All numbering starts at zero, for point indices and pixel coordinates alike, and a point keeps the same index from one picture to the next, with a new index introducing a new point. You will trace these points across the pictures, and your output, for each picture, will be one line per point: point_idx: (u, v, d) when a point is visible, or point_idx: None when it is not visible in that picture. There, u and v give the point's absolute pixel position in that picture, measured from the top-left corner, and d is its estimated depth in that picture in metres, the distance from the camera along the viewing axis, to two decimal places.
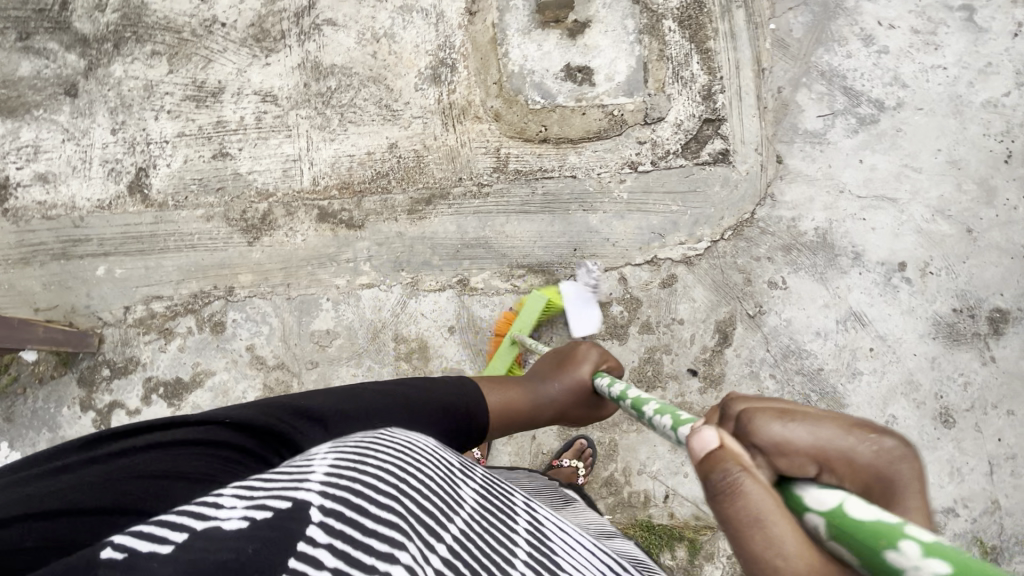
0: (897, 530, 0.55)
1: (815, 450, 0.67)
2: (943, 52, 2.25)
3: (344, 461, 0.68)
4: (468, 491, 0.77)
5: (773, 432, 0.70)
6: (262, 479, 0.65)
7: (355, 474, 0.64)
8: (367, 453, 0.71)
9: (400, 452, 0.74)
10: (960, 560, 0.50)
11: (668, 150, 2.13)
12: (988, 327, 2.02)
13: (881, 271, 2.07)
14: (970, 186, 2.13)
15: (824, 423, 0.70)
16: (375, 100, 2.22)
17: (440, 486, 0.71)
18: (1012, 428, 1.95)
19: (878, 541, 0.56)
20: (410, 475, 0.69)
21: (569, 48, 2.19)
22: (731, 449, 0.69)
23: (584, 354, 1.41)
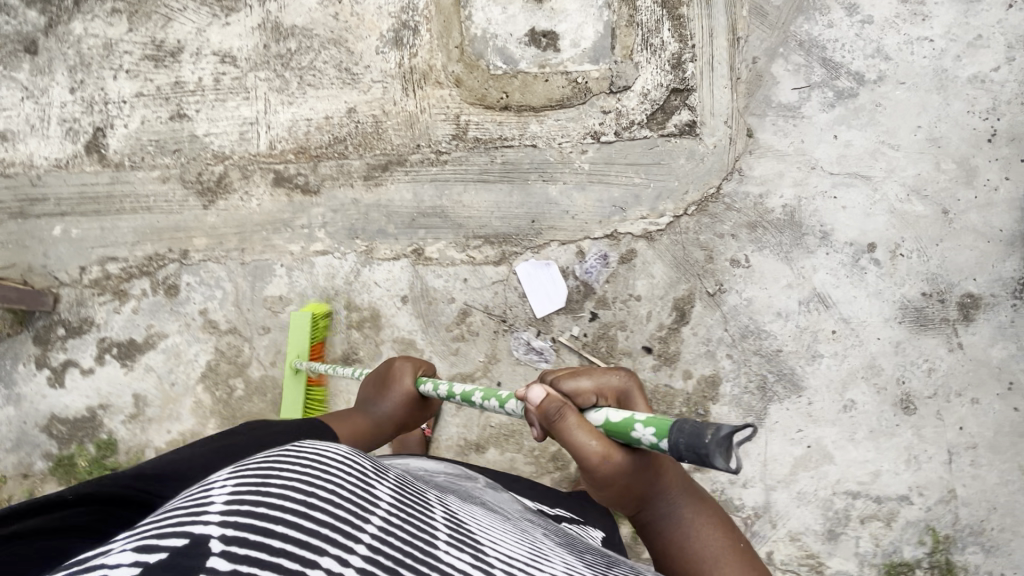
0: (632, 419, 0.97)
1: (594, 388, 1.11)
2: (932, 23, 2.13)
3: (243, 483, 0.66)
4: (388, 489, 0.76)
5: (569, 387, 1.11)
6: (153, 521, 0.62)
7: (257, 496, 0.62)
8: (271, 470, 0.68)
9: (308, 461, 0.71)
10: (659, 425, 0.91)
11: (633, 120, 2.05)
12: (958, 312, 1.95)
13: (849, 251, 2.00)
14: (950, 165, 2.03)
15: (591, 374, 1.14)
16: (335, 62, 2.16)
17: (355, 490, 0.69)
18: (975, 417, 1.89)
19: (627, 428, 0.97)
20: (320, 485, 0.66)
21: (535, 11, 2.10)
22: (555, 397, 1.05)
23: (399, 369, 1.46)
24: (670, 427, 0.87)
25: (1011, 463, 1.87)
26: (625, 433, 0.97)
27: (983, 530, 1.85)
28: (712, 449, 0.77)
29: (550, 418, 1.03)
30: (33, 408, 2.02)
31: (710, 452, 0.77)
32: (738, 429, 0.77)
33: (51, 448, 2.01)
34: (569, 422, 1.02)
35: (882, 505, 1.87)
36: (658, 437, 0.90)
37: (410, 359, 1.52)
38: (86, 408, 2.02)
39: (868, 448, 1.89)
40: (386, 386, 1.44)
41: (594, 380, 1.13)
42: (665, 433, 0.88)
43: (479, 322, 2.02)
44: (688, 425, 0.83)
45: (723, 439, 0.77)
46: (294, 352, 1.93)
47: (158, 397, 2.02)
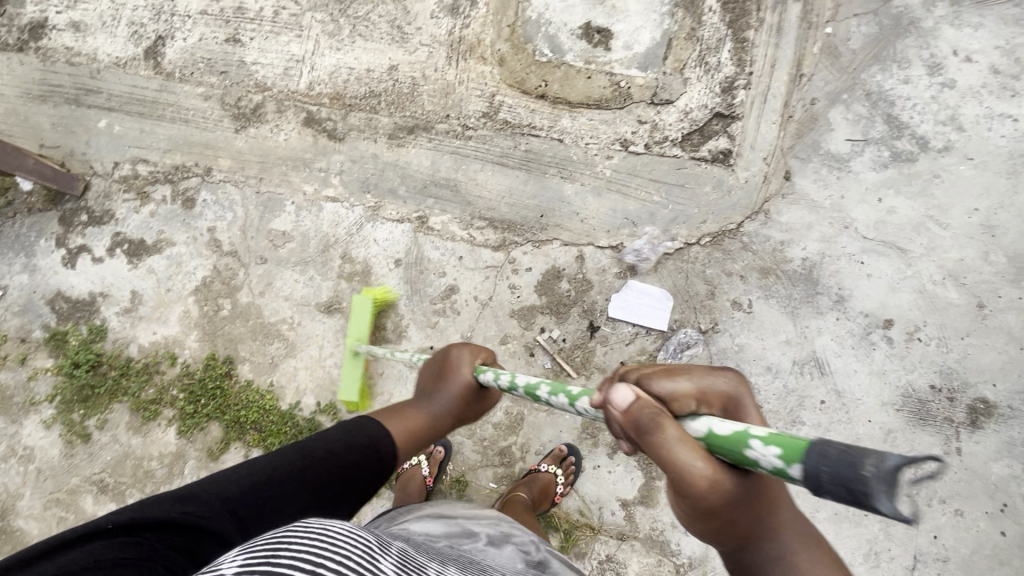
0: (744, 433, 0.70)
1: (695, 391, 0.85)
2: (1020, 102, 1.94)
3: (253, 559, 0.62)
4: (390, 566, 0.70)
5: (654, 388, 0.83)
6: None
7: (267, 567, 0.59)
8: (280, 543, 0.65)
9: (315, 534, 0.67)
10: (787, 444, 0.63)
11: (667, 136, 1.98)
12: (966, 416, 1.79)
13: (861, 322, 1.87)
14: (999, 258, 1.86)
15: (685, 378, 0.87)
16: (389, 18, 2.17)
17: (359, 565, 0.65)
18: (954, 530, 1.74)
19: (738, 448, 0.70)
20: (328, 556, 0.63)
21: (595, 6, 2.05)
22: (649, 412, 0.77)
23: (456, 358, 1.24)
24: (810, 446, 0.60)
25: None
26: (737, 453, 0.71)
27: None
28: (873, 488, 0.51)
29: (640, 429, 0.77)
30: (45, 281, 2.17)
31: (870, 491, 0.52)
32: (913, 461, 0.51)
33: (50, 321, 2.15)
34: (668, 437, 0.75)
35: None
36: (782, 467, 0.63)
37: (468, 343, 1.29)
38: (88, 292, 2.14)
39: (826, 530, 1.78)
40: (447, 375, 1.22)
41: (696, 382, 0.86)
42: (800, 458, 0.61)
43: (464, 303, 2.01)
44: (835, 454, 0.56)
45: (890, 476, 0.51)
46: (354, 336, 1.94)
47: (153, 299, 2.12)
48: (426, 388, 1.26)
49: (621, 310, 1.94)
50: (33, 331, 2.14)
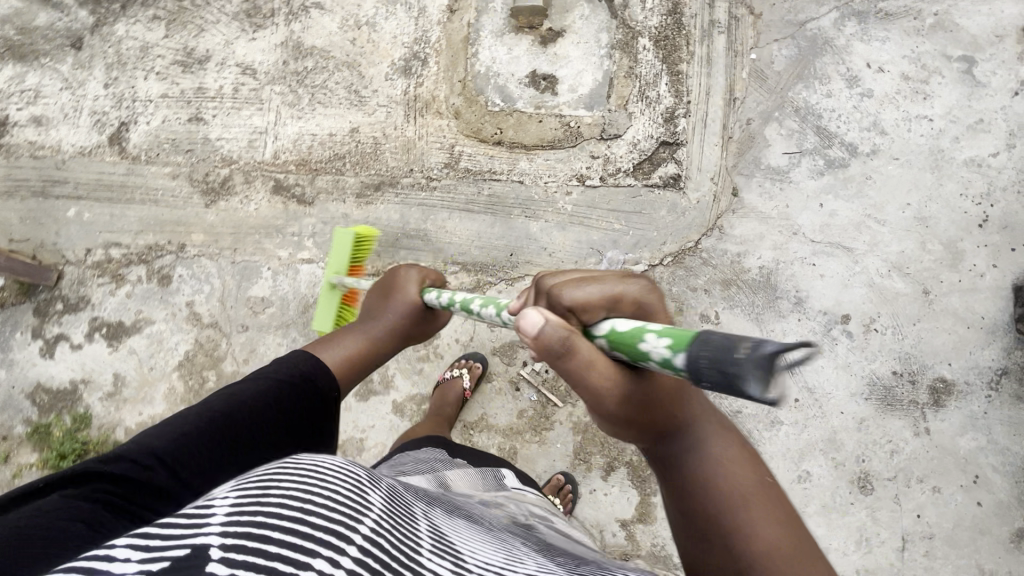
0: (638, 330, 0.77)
1: (605, 299, 0.85)
2: (932, 103, 2.13)
3: (244, 496, 0.66)
4: (377, 498, 0.75)
5: (566, 296, 0.85)
6: (158, 526, 0.61)
7: (255, 507, 0.62)
8: (268, 484, 0.68)
9: (305, 475, 0.71)
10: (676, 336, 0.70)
11: (619, 168, 2.11)
12: (928, 397, 1.90)
13: (821, 320, 1.98)
14: (935, 246, 2.01)
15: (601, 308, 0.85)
16: (346, 84, 2.29)
17: (346, 499, 0.69)
18: (935, 507, 1.83)
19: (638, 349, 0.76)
20: (316, 492, 0.67)
21: (538, 55, 2.20)
22: (555, 327, 0.78)
23: (405, 278, 1.33)
24: (692, 338, 0.67)
25: (969, 561, 1.79)
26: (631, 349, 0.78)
27: None
28: (743, 371, 0.58)
29: (548, 351, 0.79)
30: (22, 374, 2.16)
31: (741, 374, 0.58)
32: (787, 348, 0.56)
33: (31, 414, 2.12)
34: (578, 352, 0.79)
35: None
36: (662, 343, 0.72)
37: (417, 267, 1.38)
38: (69, 380, 2.14)
39: (818, 523, 1.85)
40: (387, 296, 1.30)
41: (608, 288, 0.87)
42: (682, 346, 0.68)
43: (446, 346, 2.07)
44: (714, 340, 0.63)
45: (764, 360, 0.57)
46: (331, 267, 1.62)
47: (135, 379, 2.13)
48: (371, 306, 1.32)
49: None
50: (14, 427, 2.12)
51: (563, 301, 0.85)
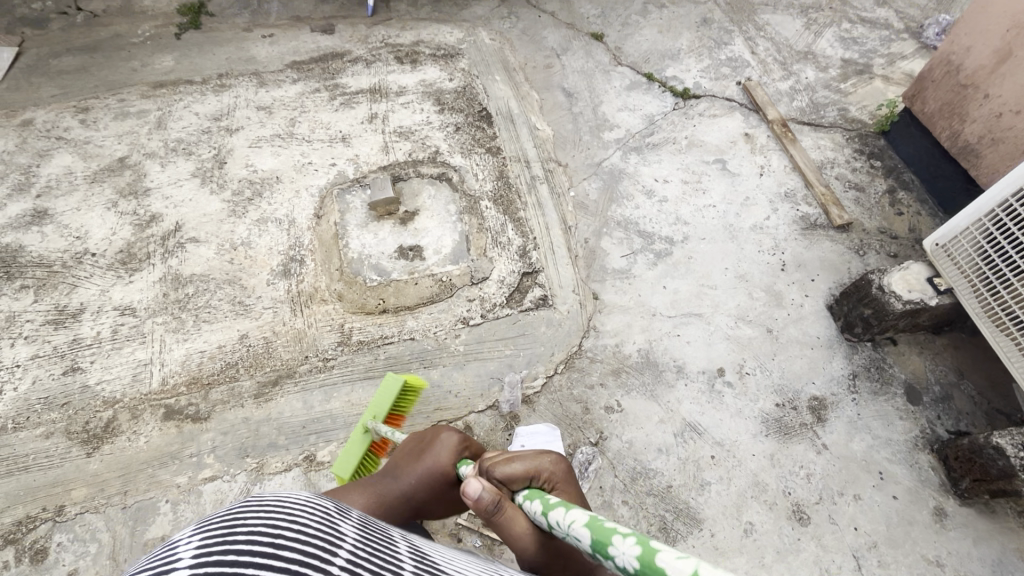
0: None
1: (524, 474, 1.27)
2: (710, 195, 2.76)
3: (209, 537, 0.65)
4: (351, 530, 0.78)
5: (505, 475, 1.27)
6: None
7: (224, 548, 0.63)
8: (235, 520, 0.69)
9: (272, 510, 0.73)
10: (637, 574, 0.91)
11: (495, 303, 2.39)
12: (812, 416, 2.16)
13: (704, 379, 2.25)
14: (760, 293, 2.45)
15: (525, 459, 1.29)
16: (229, 298, 2.44)
17: (320, 529, 0.73)
18: (865, 515, 1.97)
19: (650, 563, 0.82)
20: (284, 528, 0.69)
21: (401, 232, 2.56)
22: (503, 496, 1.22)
23: (440, 442, 1.44)
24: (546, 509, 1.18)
25: (914, 556, 1.90)
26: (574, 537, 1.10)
27: None
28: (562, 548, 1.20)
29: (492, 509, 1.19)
30: None
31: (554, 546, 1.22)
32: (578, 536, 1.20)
33: None
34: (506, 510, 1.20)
35: None
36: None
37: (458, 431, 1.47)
38: None
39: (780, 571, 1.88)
40: (424, 452, 1.44)
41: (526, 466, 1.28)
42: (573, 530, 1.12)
43: None
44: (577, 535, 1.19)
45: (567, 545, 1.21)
46: (371, 411, 1.86)
47: None
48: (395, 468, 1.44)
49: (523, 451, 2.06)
50: None
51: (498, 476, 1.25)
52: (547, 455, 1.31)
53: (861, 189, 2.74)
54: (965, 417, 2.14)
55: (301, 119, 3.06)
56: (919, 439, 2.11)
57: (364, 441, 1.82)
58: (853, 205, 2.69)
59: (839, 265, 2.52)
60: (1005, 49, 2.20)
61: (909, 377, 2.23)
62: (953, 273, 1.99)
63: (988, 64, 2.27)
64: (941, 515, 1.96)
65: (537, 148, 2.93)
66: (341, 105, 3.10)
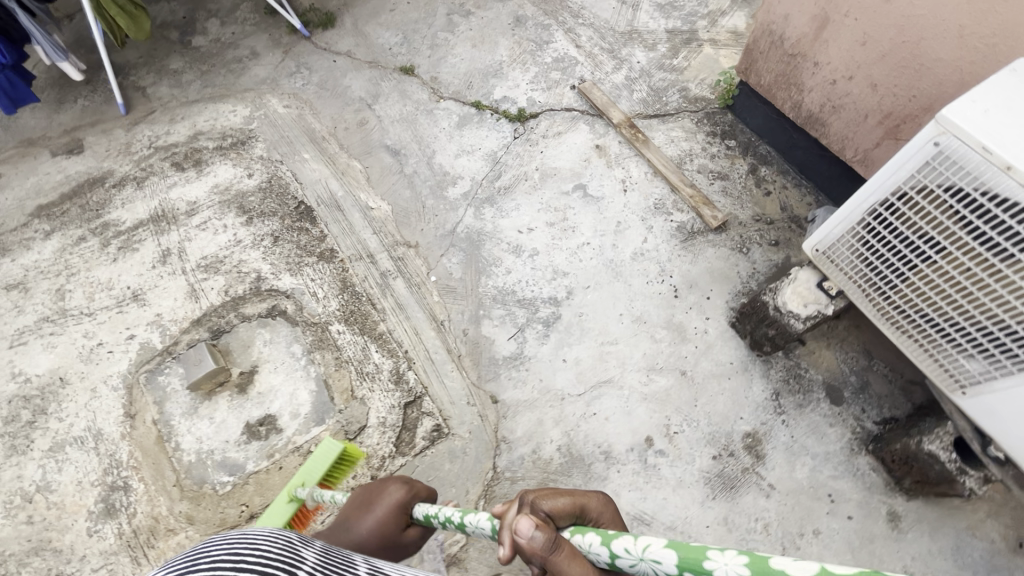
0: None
1: (574, 508, 1.06)
2: (581, 230, 2.49)
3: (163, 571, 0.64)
4: (313, 554, 0.76)
5: (544, 507, 1.03)
6: None
7: None
8: (196, 562, 0.66)
9: (233, 548, 0.68)
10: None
11: (383, 455, 1.99)
12: (750, 456, 2.02)
13: (635, 456, 2.02)
14: (662, 332, 2.25)
15: (571, 497, 1.08)
16: (42, 574, 1.84)
17: (283, 553, 0.71)
18: (828, 549, 1.88)
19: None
20: (246, 557, 0.66)
21: (243, 404, 2.06)
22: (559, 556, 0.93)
23: (386, 490, 1.39)
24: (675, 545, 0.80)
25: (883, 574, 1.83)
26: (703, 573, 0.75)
27: None
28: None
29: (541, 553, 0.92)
30: None
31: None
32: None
33: None
34: (562, 556, 0.91)
35: None
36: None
37: (403, 478, 1.44)
38: None
39: None
40: (369, 503, 1.38)
41: (573, 498, 1.07)
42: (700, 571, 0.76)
43: None
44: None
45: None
46: (303, 476, 1.60)
47: None
48: (345, 522, 1.36)
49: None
50: None
51: (542, 509, 1.02)
52: (593, 493, 1.12)
53: (725, 177, 2.59)
54: (886, 402, 2.09)
55: (71, 285, 2.38)
56: (853, 442, 2.03)
57: (291, 512, 1.57)
58: (722, 198, 2.53)
59: (728, 273, 2.36)
60: (821, 15, 2.05)
61: (825, 377, 2.14)
62: (838, 277, 1.85)
63: (809, 32, 2.12)
64: (895, 519, 1.91)
65: (379, 234, 2.49)
66: (120, 251, 2.45)
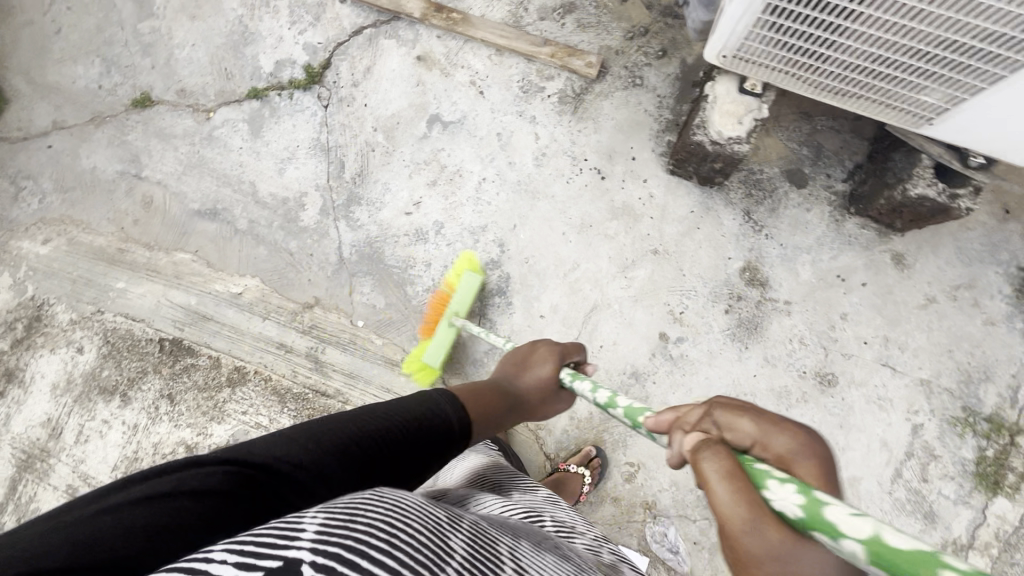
0: (881, 543, 0.57)
1: (758, 437, 0.78)
2: (468, 168, 2.07)
3: (335, 518, 0.64)
4: (456, 545, 0.71)
5: (718, 417, 0.83)
6: (252, 535, 0.62)
7: (347, 532, 0.61)
8: (357, 509, 0.67)
9: (387, 508, 0.69)
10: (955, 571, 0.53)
11: None
12: (755, 287, 1.93)
13: (660, 359, 1.92)
14: (612, 224, 2.00)
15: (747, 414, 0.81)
16: None
17: (429, 541, 0.67)
18: (860, 323, 1.89)
19: (827, 527, 0.62)
20: (401, 529, 0.65)
21: None
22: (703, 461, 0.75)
23: (543, 349, 1.35)
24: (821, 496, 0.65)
25: (913, 314, 1.88)
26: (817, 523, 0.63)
27: (966, 370, 1.84)
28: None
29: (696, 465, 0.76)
30: None
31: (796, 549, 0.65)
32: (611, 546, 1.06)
33: None
34: (715, 467, 0.73)
35: (915, 451, 1.81)
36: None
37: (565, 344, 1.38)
38: None
39: (856, 437, 1.84)
40: (527, 365, 1.33)
41: (759, 424, 0.79)
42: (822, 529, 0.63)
43: None
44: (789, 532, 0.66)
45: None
46: (454, 307, 1.85)
47: None
48: (505, 374, 1.35)
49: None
50: None
51: (714, 415, 0.83)
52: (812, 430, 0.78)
53: (571, 8, 2.11)
54: (844, 155, 1.95)
55: None
56: (836, 212, 1.93)
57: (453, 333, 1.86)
58: (583, 37, 2.10)
59: (637, 117, 2.04)
60: None
61: (781, 166, 1.97)
62: (760, 73, 1.58)
63: None
64: (901, 258, 1.90)
65: (270, 316, 2.05)
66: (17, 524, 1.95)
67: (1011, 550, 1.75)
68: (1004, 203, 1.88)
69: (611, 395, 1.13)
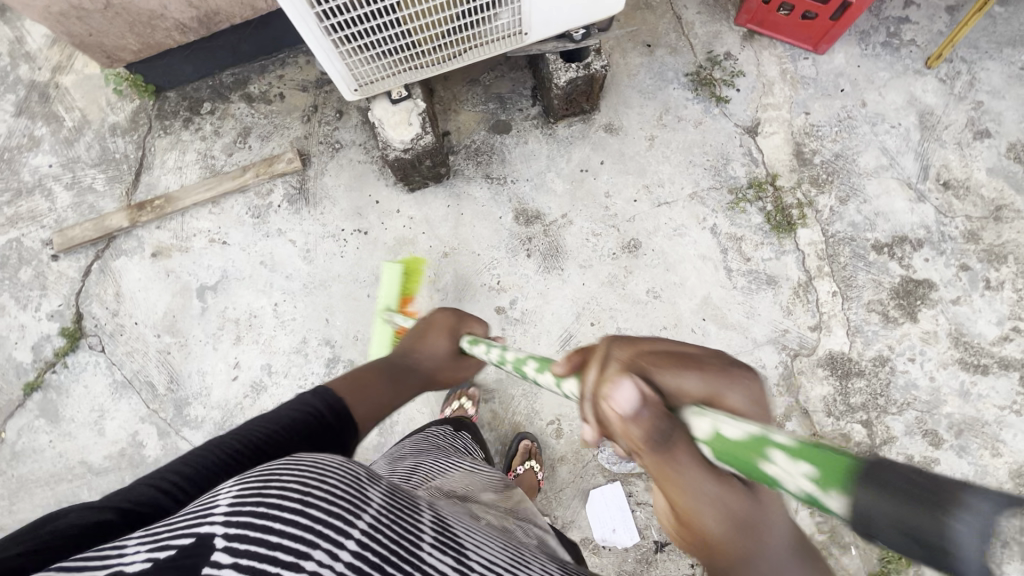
0: (771, 442, 0.51)
1: (708, 388, 0.69)
2: (257, 306, 2.13)
3: (248, 489, 0.60)
4: (379, 494, 0.68)
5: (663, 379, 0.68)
6: (166, 523, 0.58)
7: (257, 498, 0.58)
8: (271, 474, 0.63)
9: (304, 467, 0.66)
10: (835, 470, 0.44)
11: None
12: (535, 221, 2.14)
13: (510, 327, 2.06)
14: (399, 260, 2.14)
15: (704, 368, 0.71)
16: None
17: (349, 490, 0.64)
18: (622, 188, 2.15)
19: (739, 453, 0.55)
20: (315, 484, 0.62)
21: None
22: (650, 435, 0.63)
23: (446, 319, 1.41)
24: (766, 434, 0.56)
25: (648, 155, 2.17)
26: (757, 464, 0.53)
27: (711, 165, 2.14)
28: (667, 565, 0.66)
29: (644, 435, 0.64)
30: None
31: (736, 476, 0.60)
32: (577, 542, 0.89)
33: None
34: (659, 437, 0.63)
35: (725, 246, 2.07)
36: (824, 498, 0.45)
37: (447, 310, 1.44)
38: None
39: (683, 268, 2.07)
40: (423, 344, 1.35)
41: (703, 377, 0.70)
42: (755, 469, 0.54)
43: None
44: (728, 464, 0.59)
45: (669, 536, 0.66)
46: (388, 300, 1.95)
47: None
48: (405, 355, 1.32)
49: (600, 525, 1.89)
50: None
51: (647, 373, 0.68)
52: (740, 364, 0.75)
53: (246, 131, 2.28)
54: (518, 88, 2.25)
55: None
56: (545, 129, 2.21)
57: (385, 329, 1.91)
58: (271, 144, 2.26)
59: (356, 170, 2.21)
60: None
61: (483, 127, 2.22)
62: (391, 81, 1.78)
63: None
64: (611, 126, 2.20)
65: None
66: None
67: (836, 259, 2.03)
68: (641, 43, 2.25)
69: (502, 352, 1.20)
